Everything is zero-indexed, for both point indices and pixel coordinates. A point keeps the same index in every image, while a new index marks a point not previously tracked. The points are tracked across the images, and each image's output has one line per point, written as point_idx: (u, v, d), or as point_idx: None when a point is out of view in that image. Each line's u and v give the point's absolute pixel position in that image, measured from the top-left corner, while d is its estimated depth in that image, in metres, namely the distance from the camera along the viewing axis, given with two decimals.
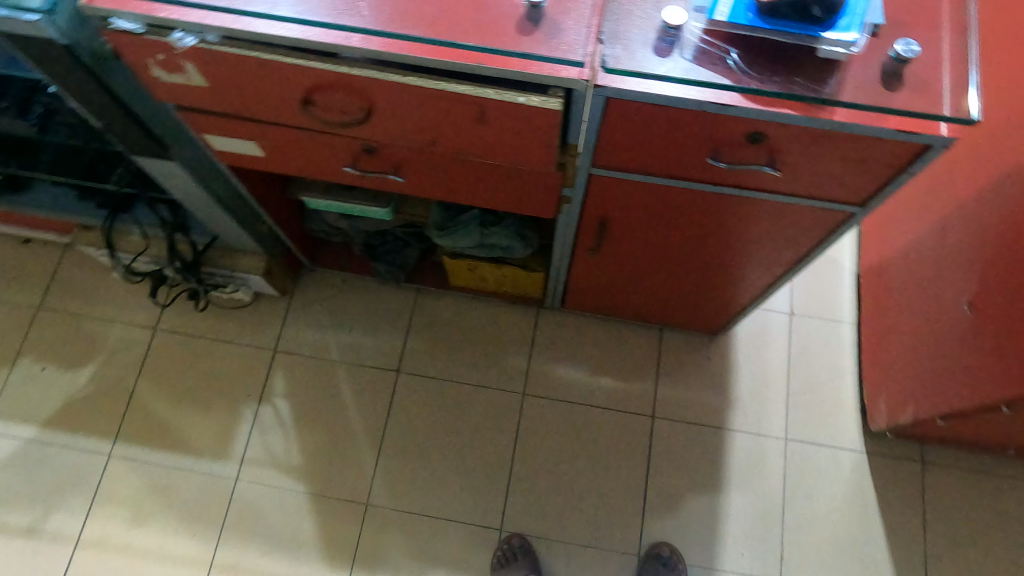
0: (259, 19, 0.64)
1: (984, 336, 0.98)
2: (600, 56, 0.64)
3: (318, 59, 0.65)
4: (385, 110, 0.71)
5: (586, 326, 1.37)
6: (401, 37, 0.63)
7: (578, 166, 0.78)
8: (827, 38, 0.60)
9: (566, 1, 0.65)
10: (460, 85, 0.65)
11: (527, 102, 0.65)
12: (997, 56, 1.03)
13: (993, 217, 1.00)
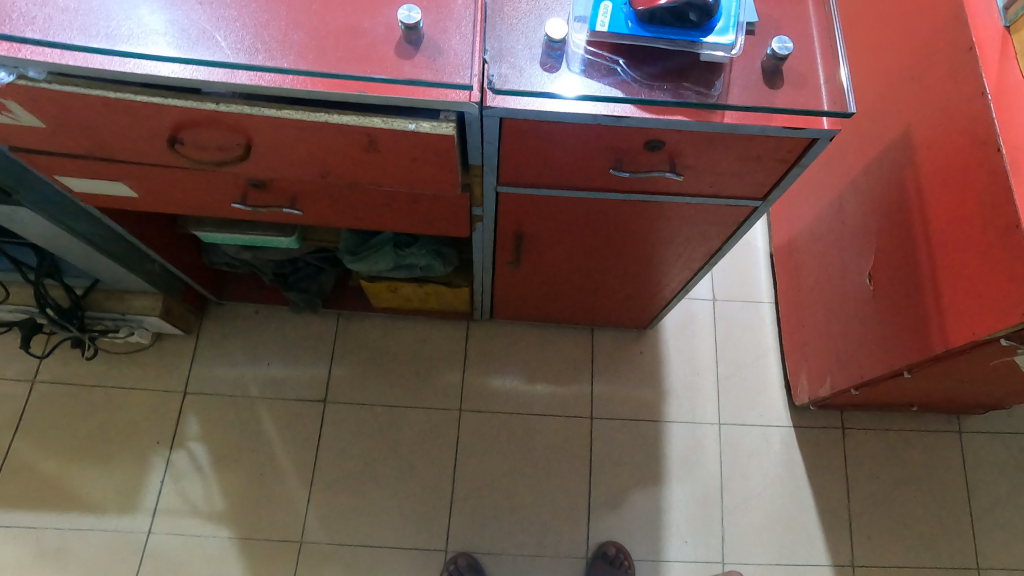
0: (99, 54, 0.58)
1: (884, 307, 1.03)
2: (485, 74, 0.62)
3: (177, 97, 0.61)
4: (266, 144, 0.66)
5: (514, 333, 1.34)
6: (270, 69, 0.59)
7: (484, 185, 0.76)
8: (707, 42, 0.60)
9: (442, 18, 0.63)
10: (344, 115, 0.62)
11: (417, 129, 0.62)
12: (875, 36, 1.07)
13: (881, 191, 1.04)
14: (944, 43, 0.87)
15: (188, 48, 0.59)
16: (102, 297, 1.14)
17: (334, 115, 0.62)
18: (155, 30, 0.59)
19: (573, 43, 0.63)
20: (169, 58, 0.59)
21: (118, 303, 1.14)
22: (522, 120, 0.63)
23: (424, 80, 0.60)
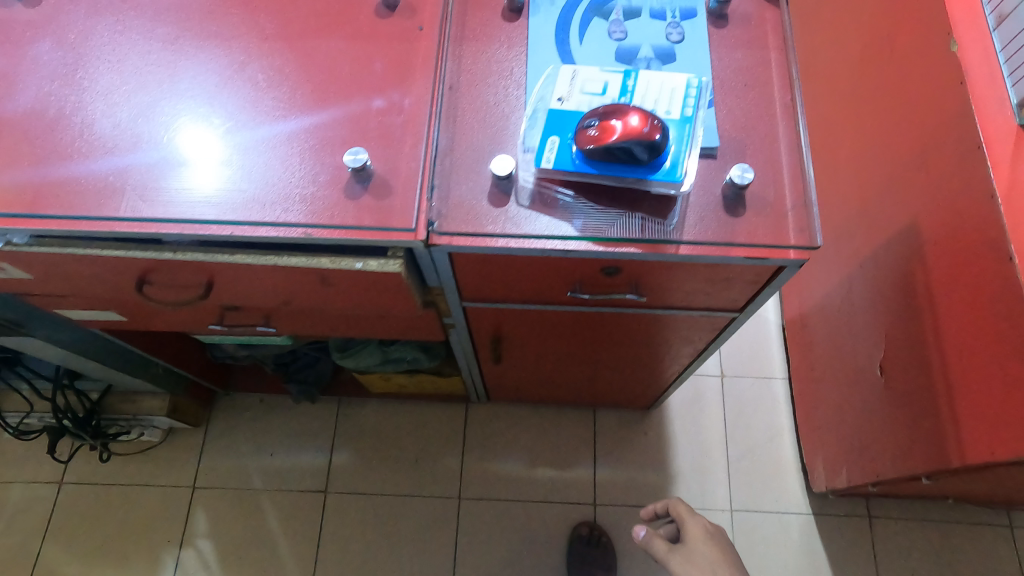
0: (131, 162, 0.64)
1: (901, 402, 0.97)
2: (429, 213, 0.61)
3: (140, 249, 0.63)
4: (227, 281, 0.67)
5: (516, 416, 1.32)
6: (220, 222, 0.61)
7: (449, 302, 0.76)
8: (657, 178, 0.58)
9: (394, 158, 0.63)
10: (294, 256, 0.63)
11: (365, 266, 0.63)
12: (879, 114, 1.03)
13: (890, 279, 0.98)
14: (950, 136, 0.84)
15: (228, 147, 0.65)
16: (117, 399, 1.17)
17: (284, 257, 0.63)
18: (199, 135, 0.65)
19: (521, 176, 0.62)
20: (194, 161, 0.64)
21: (130, 405, 1.17)
22: (469, 254, 0.63)
23: (370, 225, 0.60)
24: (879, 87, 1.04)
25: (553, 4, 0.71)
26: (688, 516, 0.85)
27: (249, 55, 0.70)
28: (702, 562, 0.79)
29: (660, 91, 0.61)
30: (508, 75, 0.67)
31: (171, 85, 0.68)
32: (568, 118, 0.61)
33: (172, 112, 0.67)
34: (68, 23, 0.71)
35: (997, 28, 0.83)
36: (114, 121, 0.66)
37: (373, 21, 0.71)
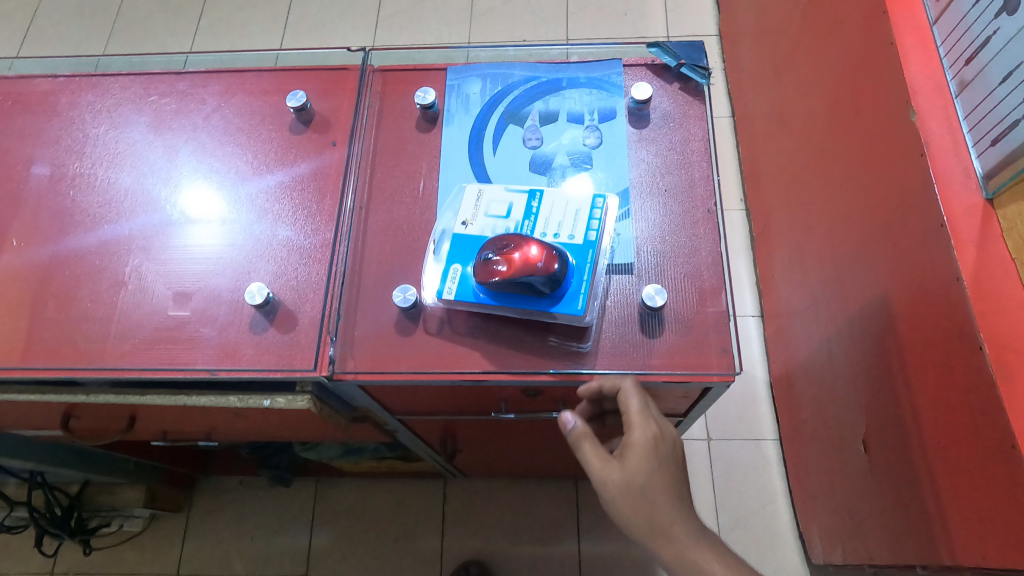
0: (141, 222, 0.69)
1: (889, 484, 0.90)
2: (331, 348, 0.59)
3: (56, 393, 0.63)
4: (147, 414, 0.67)
5: (498, 489, 1.28)
6: (127, 367, 0.61)
7: (381, 417, 0.74)
8: (559, 309, 0.55)
9: (302, 287, 0.62)
10: (203, 395, 0.62)
11: (273, 403, 0.61)
12: (851, 175, 0.99)
13: (870, 351, 0.93)
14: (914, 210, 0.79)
15: (227, 203, 0.68)
16: (96, 491, 1.19)
17: (194, 396, 0.62)
18: (201, 193, 0.69)
19: (426, 304, 0.60)
20: (197, 218, 0.68)
21: (109, 497, 1.18)
22: (378, 387, 0.60)
23: (274, 366, 0.59)
24: (845, 149, 1.01)
25: (468, 112, 0.68)
26: (638, 423, 0.52)
27: (238, 114, 0.73)
28: (638, 495, 0.50)
29: (564, 212, 0.58)
30: (418, 194, 0.65)
31: (172, 150, 0.73)
32: (470, 245, 0.58)
33: (176, 171, 0.71)
34: (61, 112, 0.77)
35: (959, 95, 0.82)
36: (125, 188, 0.71)
37: (287, 139, 0.71)
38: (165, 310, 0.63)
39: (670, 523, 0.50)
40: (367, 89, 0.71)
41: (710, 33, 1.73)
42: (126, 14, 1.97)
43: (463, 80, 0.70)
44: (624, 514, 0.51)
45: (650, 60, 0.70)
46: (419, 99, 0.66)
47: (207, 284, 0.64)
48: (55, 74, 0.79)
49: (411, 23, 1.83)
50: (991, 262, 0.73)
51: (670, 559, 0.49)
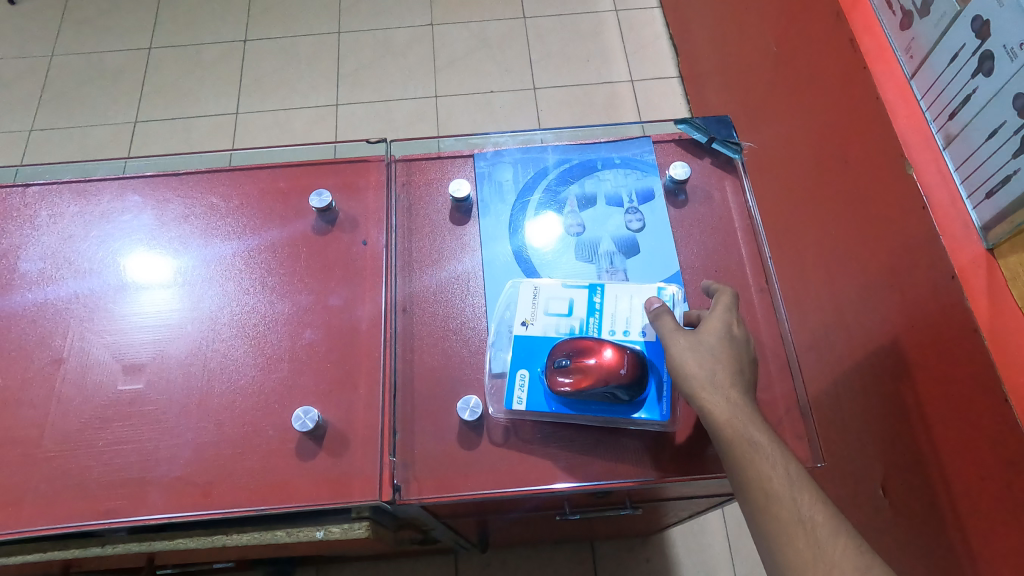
0: (88, 288, 0.79)
1: (910, 528, 0.92)
2: (393, 474, 0.65)
3: (79, 547, 0.67)
4: (178, 552, 0.69)
5: (511, 559, 1.24)
6: (164, 515, 0.65)
7: (413, 512, 0.67)
8: (639, 414, 0.66)
9: (358, 393, 0.70)
10: (243, 533, 0.66)
11: (327, 532, 0.66)
12: (848, 221, 1.02)
13: (881, 395, 0.96)
14: None
15: (173, 271, 0.80)
16: None
17: (232, 535, 0.66)
18: (149, 265, 0.80)
19: (489, 415, 0.68)
20: (143, 287, 0.79)
21: None
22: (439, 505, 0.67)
23: (330, 497, 0.65)
24: (835, 197, 1.06)
25: (503, 200, 0.81)
26: (719, 312, 0.66)
27: (189, 195, 0.85)
28: (706, 357, 0.64)
29: (624, 310, 0.71)
30: (482, 286, 0.75)
31: (122, 226, 0.83)
32: (537, 345, 0.69)
33: (125, 243, 0.82)
34: (18, 202, 0.85)
35: (946, 147, 0.85)
36: (77, 259, 0.81)
37: (309, 236, 0.80)
38: (116, 381, 0.73)
39: (727, 392, 0.62)
40: (392, 179, 0.82)
41: (670, 74, 1.80)
42: (60, 81, 1.86)
43: (494, 167, 0.83)
44: (692, 371, 0.63)
45: (678, 135, 0.84)
46: (452, 191, 0.78)
47: (153, 354, 0.74)
48: (26, 184, 0.86)
49: (372, 79, 1.81)
50: (1002, 310, 0.75)
51: (721, 413, 0.61)
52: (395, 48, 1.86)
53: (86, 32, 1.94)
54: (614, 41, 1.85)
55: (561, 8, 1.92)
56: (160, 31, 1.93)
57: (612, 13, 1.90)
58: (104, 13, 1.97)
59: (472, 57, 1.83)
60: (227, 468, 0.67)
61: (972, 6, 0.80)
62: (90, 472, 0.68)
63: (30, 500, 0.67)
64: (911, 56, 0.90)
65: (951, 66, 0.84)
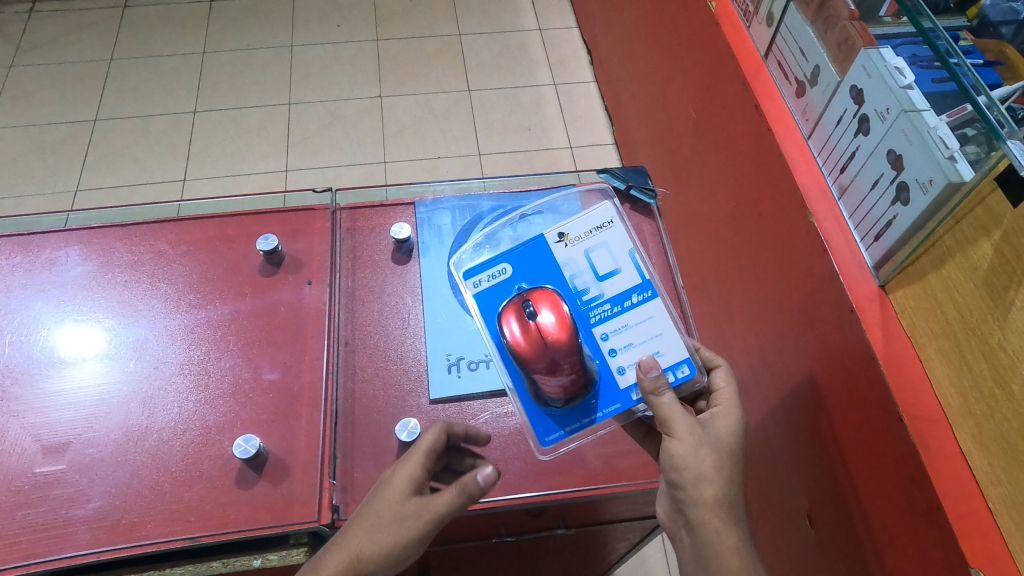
0: (22, 364, 0.86)
1: (831, 555, 0.97)
2: (332, 498, 0.76)
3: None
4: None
5: None
6: (108, 548, 0.73)
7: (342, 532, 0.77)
8: (534, 421, 0.75)
9: (308, 429, 0.80)
10: (180, 567, 0.73)
11: (265, 561, 0.74)
12: (761, 267, 1.13)
13: (800, 426, 1.03)
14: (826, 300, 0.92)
15: (106, 345, 0.87)
16: None
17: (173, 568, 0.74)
18: (82, 339, 0.88)
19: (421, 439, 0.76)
20: (73, 363, 0.86)
21: None
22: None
23: (272, 521, 0.74)
24: (751, 244, 1.16)
25: (441, 241, 0.95)
26: (729, 424, 0.72)
27: (130, 268, 0.93)
28: (724, 471, 0.68)
29: (630, 334, 0.75)
30: (419, 313, 0.90)
31: (59, 298, 0.90)
32: (547, 267, 0.78)
33: (61, 316, 0.89)
34: None
35: (841, 198, 0.96)
36: (14, 332, 0.88)
37: (257, 277, 0.92)
38: (34, 462, 0.78)
39: (732, 506, 0.67)
40: (337, 224, 0.96)
41: (606, 141, 1.94)
42: (0, 152, 1.87)
43: (433, 213, 0.98)
44: (709, 473, 0.67)
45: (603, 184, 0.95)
46: (394, 233, 0.92)
47: (75, 435, 0.80)
48: None
49: (321, 148, 1.88)
50: (894, 340, 0.85)
51: (730, 536, 0.66)
52: (344, 118, 1.95)
53: (29, 106, 1.97)
54: (553, 112, 1.99)
55: (503, 82, 2.06)
56: (106, 104, 1.98)
57: (551, 87, 2.06)
58: (49, 88, 2.01)
59: (420, 125, 1.94)
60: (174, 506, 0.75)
61: (848, 78, 0.94)
62: None
63: None
64: (807, 119, 1.04)
65: (836, 127, 0.97)
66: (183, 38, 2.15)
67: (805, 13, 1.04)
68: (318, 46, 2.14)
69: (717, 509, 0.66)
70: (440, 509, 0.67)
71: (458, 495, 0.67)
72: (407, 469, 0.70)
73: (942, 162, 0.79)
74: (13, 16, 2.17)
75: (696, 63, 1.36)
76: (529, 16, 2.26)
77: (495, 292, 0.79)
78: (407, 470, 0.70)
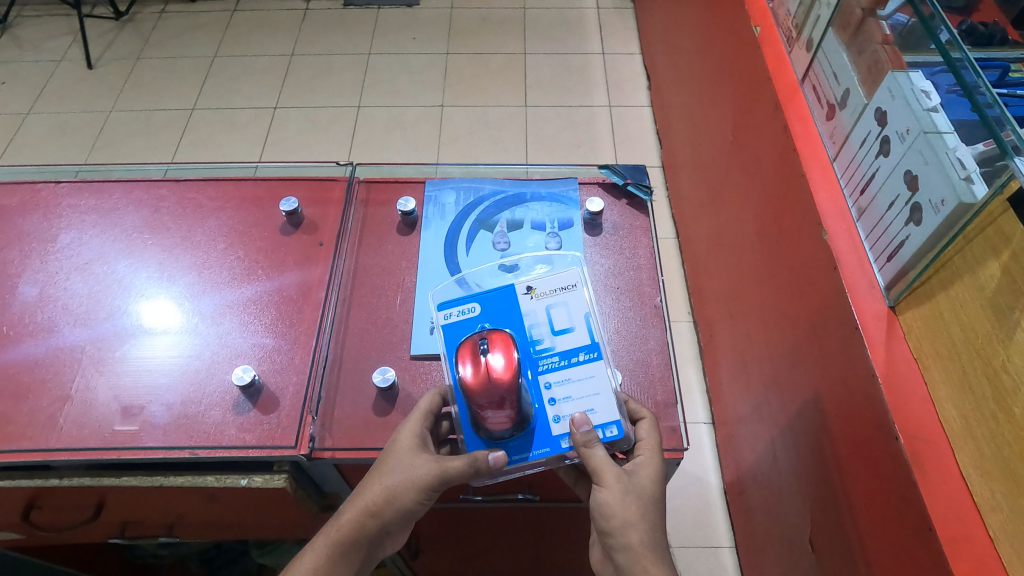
0: (102, 335, 0.82)
1: None
2: (312, 430, 0.72)
3: (26, 476, 0.71)
4: (117, 503, 0.76)
5: None
6: (109, 447, 0.71)
7: (317, 462, 0.72)
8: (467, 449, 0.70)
9: (298, 364, 0.77)
10: (180, 476, 0.70)
11: (250, 482, 0.69)
12: (782, 287, 1.12)
13: (808, 447, 1.02)
14: (838, 319, 0.92)
15: (185, 317, 0.83)
16: None
17: (169, 478, 0.71)
18: (164, 311, 0.84)
19: (402, 392, 0.75)
20: (155, 334, 0.82)
21: None
22: (352, 464, 0.72)
23: (259, 443, 0.71)
24: (775, 264, 1.15)
25: (443, 218, 0.91)
26: (656, 458, 0.65)
27: (206, 237, 0.91)
28: (648, 514, 0.61)
29: (571, 388, 0.69)
30: (414, 263, 0.86)
31: (138, 268, 0.88)
32: (508, 309, 0.73)
33: (145, 290, 0.86)
34: (46, 225, 0.93)
35: (859, 219, 0.96)
36: (102, 304, 0.85)
37: (279, 237, 0.90)
38: (112, 423, 0.74)
39: (661, 550, 0.60)
40: (353, 198, 0.94)
41: (654, 163, 1.97)
42: (108, 131, 2.07)
43: (439, 193, 0.94)
44: (634, 518, 0.60)
45: (602, 179, 0.95)
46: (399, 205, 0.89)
47: (153, 399, 0.75)
48: (58, 181, 0.99)
49: (383, 149, 2.00)
50: (897, 362, 0.82)
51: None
52: (406, 124, 2.07)
53: (139, 92, 2.18)
54: (605, 133, 2.04)
55: (560, 101, 2.13)
56: (203, 95, 2.17)
57: (606, 108, 2.11)
58: (157, 78, 2.23)
59: (475, 135, 2.04)
60: (178, 419, 0.73)
61: (876, 100, 0.93)
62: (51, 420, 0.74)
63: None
64: (834, 141, 1.04)
65: (860, 148, 0.96)
66: (276, 42, 2.34)
67: (841, 37, 1.04)
68: (393, 56, 2.28)
69: (644, 555, 0.59)
70: (445, 472, 0.63)
71: (465, 463, 0.62)
72: (411, 427, 0.67)
73: (956, 182, 0.77)
74: (146, 14, 2.45)
75: (738, 87, 1.37)
76: (594, 40, 2.33)
77: (456, 326, 0.73)
78: (409, 429, 0.67)
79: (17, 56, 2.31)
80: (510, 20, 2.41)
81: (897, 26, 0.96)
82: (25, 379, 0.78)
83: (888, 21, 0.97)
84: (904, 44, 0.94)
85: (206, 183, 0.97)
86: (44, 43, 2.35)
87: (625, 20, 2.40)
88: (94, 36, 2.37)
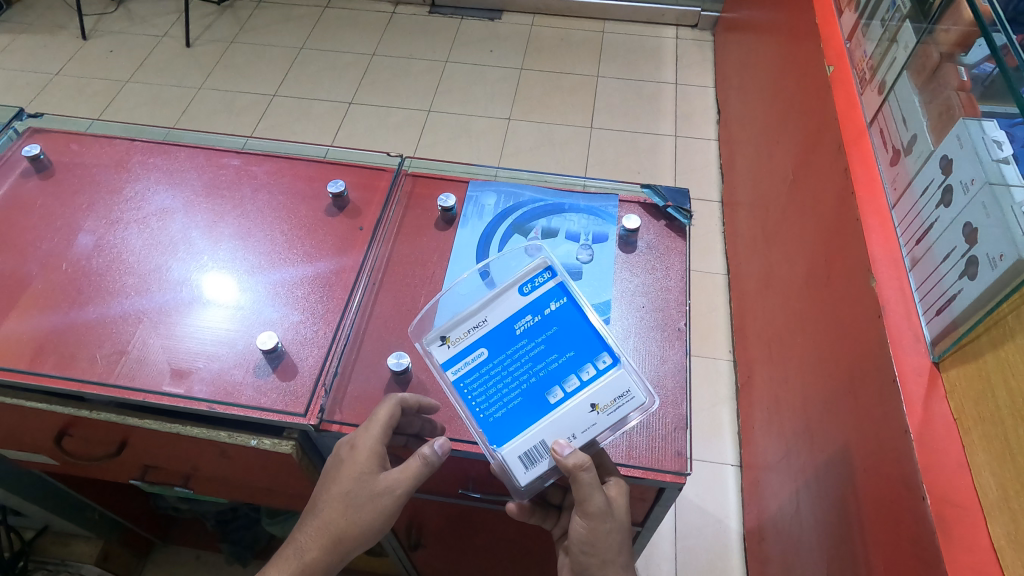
0: (165, 301, 0.85)
1: None
2: (325, 405, 0.74)
3: (61, 404, 0.77)
4: (137, 444, 0.80)
5: None
6: (137, 389, 0.76)
7: (322, 434, 0.74)
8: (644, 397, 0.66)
9: (324, 341, 0.80)
10: (197, 427, 0.75)
11: (258, 444, 0.73)
12: (825, 328, 1.09)
13: (831, 498, 0.98)
14: (877, 368, 0.88)
15: (241, 293, 0.86)
16: (49, 540, 1.28)
17: (187, 427, 0.75)
18: (222, 286, 0.87)
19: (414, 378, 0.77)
20: (214, 306, 0.85)
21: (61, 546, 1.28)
22: None
23: (274, 407, 0.74)
24: (819, 307, 1.12)
25: (481, 218, 0.93)
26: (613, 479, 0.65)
27: (256, 211, 0.96)
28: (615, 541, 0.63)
29: (484, 389, 0.65)
30: (448, 257, 0.88)
31: (187, 234, 0.93)
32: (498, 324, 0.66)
33: (204, 263, 0.90)
34: (117, 179, 1.00)
35: (912, 269, 0.91)
36: (163, 271, 0.89)
37: (322, 216, 0.94)
38: (159, 381, 0.77)
39: None
40: (398, 187, 0.97)
41: (713, 197, 1.95)
42: (196, 106, 2.21)
43: (481, 194, 0.96)
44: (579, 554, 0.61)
45: (643, 199, 0.95)
46: (441, 201, 0.90)
47: (200, 366, 0.78)
48: (135, 139, 1.07)
49: (446, 151, 2.05)
50: (934, 419, 0.77)
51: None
52: (472, 131, 2.12)
53: (229, 74, 2.32)
54: (666, 162, 2.03)
55: (626, 126, 2.14)
56: (286, 83, 2.29)
57: (672, 137, 2.10)
58: (248, 62, 2.36)
59: (537, 149, 2.06)
60: (204, 373, 0.77)
61: (943, 147, 0.90)
62: (91, 354, 0.79)
63: (41, 362, 0.78)
64: (895, 188, 1.00)
65: (921, 197, 0.92)
66: (361, 41, 2.44)
67: (915, 82, 1.01)
68: (469, 66, 2.34)
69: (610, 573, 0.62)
70: (406, 484, 0.63)
71: (418, 464, 0.64)
72: (367, 443, 0.66)
73: (1017, 238, 0.72)
74: (246, 2, 2.61)
75: (804, 127, 1.34)
76: (669, 69, 2.33)
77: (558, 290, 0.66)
78: (364, 445, 0.66)
79: (125, 28, 2.50)
80: (587, 42, 2.44)
81: (980, 76, 0.89)
82: (77, 314, 0.83)
83: (971, 70, 0.90)
84: (982, 95, 0.87)
85: (268, 157, 1.03)
86: (151, 20, 2.53)
87: (703, 52, 2.38)
88: (197, 17, 2.54)
